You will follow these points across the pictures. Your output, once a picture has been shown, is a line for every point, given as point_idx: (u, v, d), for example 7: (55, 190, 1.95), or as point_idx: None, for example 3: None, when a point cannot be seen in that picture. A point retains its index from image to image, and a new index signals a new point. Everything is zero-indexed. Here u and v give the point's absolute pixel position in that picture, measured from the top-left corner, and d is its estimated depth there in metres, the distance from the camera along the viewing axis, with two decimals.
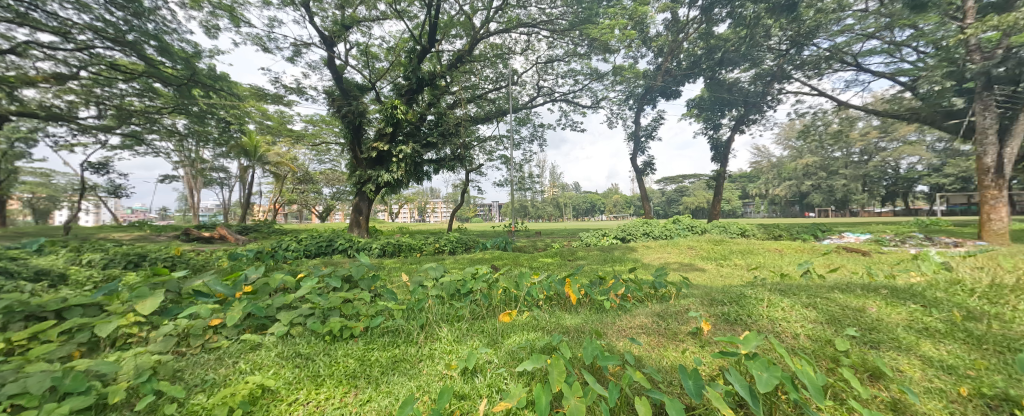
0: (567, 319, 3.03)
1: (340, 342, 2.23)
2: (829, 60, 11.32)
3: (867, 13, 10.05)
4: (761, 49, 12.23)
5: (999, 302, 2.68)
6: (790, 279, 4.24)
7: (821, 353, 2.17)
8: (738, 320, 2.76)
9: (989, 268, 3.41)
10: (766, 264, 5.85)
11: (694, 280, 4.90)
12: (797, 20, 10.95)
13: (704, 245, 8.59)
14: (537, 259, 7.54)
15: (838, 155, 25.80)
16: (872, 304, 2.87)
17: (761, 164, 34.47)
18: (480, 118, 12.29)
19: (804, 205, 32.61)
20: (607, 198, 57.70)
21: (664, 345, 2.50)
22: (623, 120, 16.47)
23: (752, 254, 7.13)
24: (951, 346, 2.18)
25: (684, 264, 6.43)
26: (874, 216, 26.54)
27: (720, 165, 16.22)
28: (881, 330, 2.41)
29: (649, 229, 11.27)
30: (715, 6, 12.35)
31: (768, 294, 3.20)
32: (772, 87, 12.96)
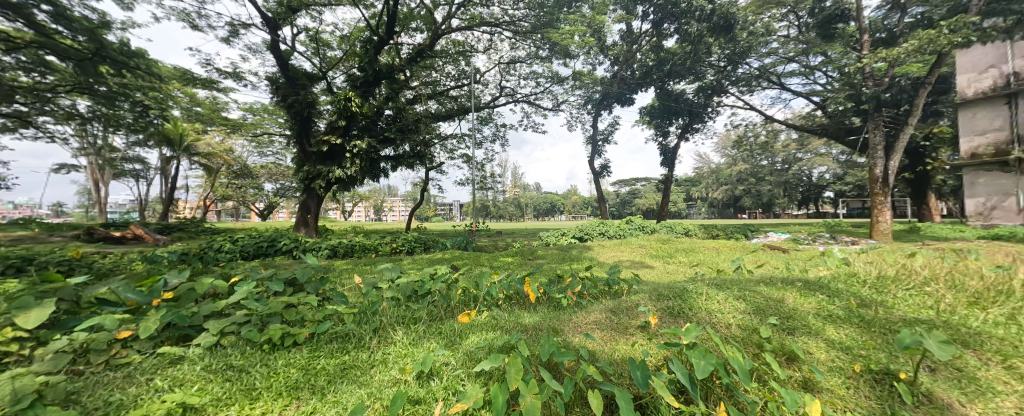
0: (526, 317, 3.08)
1: (281, 351, 2.05)
2: (758, 78, 12.74)
3: (789, 39, 11.42)
4: (704, 64, 13.35)
5: (883, 291, 3.21)
6: (726, 274, 4.69)
7: (748, 340, 2.43)
8: (682, 313, 2.99)
9: (877, 263, 4.04)
10: (705, 261, 6.41)
11: (643, 276, 5.23)
12: (733, 41, 12.15)
13: (653, 244, 9.15)
14: (497, 258, 7.51)
15: (765, 163, 28.91)
16: (790, 295, 3.27)
17: (703, 170, 37.60)
18: (441, 115, 12.05)
19: (737, 208, 36.14)
20: (567, 199, 59.45)
21: (616, 339, 2.63)
22: (582, 124, 17.11)
23: (694, 251, 7.78)
24: (849, 330, 2.54)
25: (635, 262, 6.80)
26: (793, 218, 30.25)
27: (667, 169, 17.47)
28: (796, 318, 2.75)
29: (605, 229, 11.79)
30: (665, 22, 13.24)
31: (707, 289, 3.52)
32: (712, 100, 14.18)
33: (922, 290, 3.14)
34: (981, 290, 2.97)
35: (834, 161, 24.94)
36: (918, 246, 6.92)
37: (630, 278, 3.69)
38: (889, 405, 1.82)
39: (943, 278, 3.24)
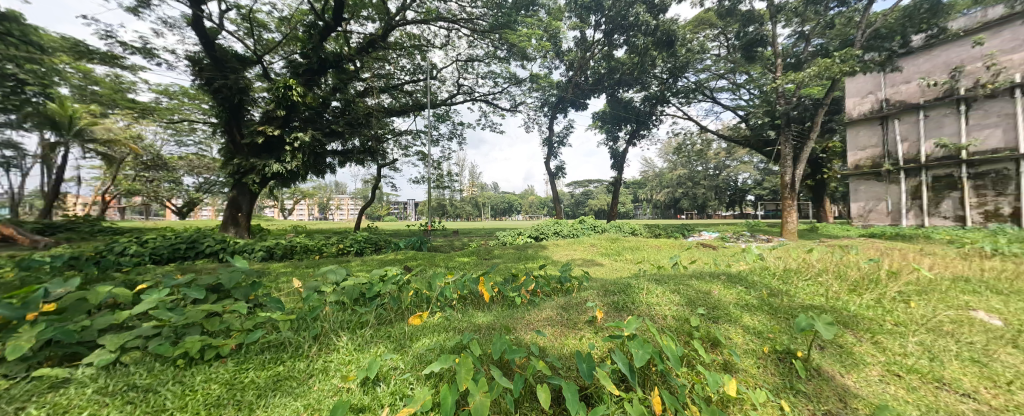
0: (479, 316, 3.08)
1: (200, 366, 1.83)
2: (695, 91, 14.03)
3: (719, 58, 12.74)
4: (649, 76, 14.36)
5: (787, 281, 3.74)
6: (665, 270, 5.10)
7: (680, 329, 2.68)
8: (625, 307, 3.21)
9: (785, 257, 4.67)
10: (648, 258, 6.91)
11: (593, 274, 5.49)
12: (674, 56, 13.06)
13: (603, 243, 9.63)
14: (452, 258, 7.38)
15: (700, 169, 31.88)
16: (716, 287, 3.66)
17: (648, 173, 40.43)
18: (394, 109, 11.56)
19: (677, 209, 39.44)
20: (523, 199, 60.30)
21: (565, 334, 2.74)
22: (539, 126, 17.52)
23: (639, 249, 8.34)
24: (760, 316, 2.93)
25: (586, 260, 7.10)
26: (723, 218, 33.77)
27: (617, 172, 18.52)
28: (720, 307, 3.09)
29: (559, 228, 12.15)
30: (615, 33, 14.04)
31: (648, 284, 3.81)
32: (656, 109, 15.18)
33: (816, 280, 3.70)
34: (858, 278, 3.59)
35: (755, 169, 28.29)
36: (818, 243, 8.12)
37: (581, 275, 3.87)
38: (788, 380, 2.14)
39: (833, 270, 3.84)
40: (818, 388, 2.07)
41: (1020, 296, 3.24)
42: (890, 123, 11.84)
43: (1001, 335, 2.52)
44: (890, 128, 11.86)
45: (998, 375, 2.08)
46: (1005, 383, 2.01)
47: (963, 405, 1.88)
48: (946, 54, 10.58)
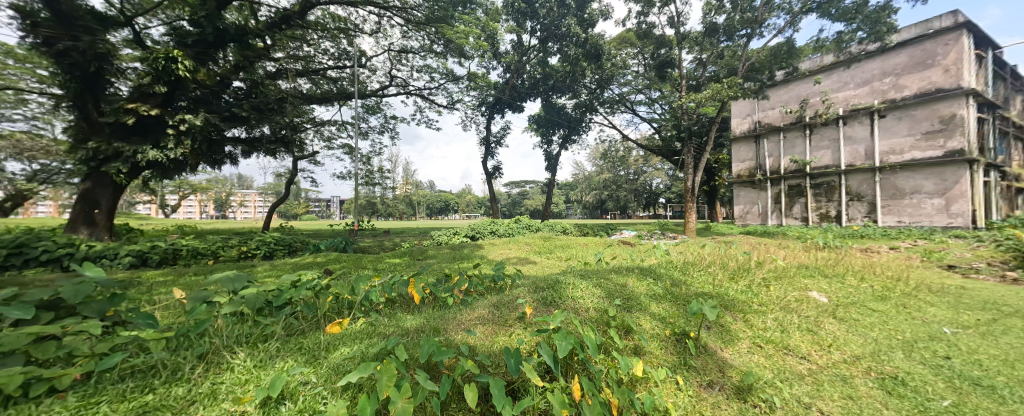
0: (408, 320, 2.94)
1: (24, 405, 1.41)
2: (619, 103, 15.44)
3: (637, 74, 14.28)
4: (580, 84, 15.30)
5: (686, 272, 4.35)
6: (591, 266, 5.50)
7: (600, 319, 2.92)
8: (553, 301, 3.37)
9: (686, 252, 5.41)
10: (577, 255, 7.39)
11: (526, 272, 5.67)
12: (601, 68, 14.23)
13: (537, 241, 10.02)
14: (382, 260, 6.94)
15: (623, 173, 35.09)
16: (631, 280, 4.09)
17: (578, 176, 43.13)
18: (314, 96, 10.43)
19: (603, 209, 42.83)
20: (460, 198, 59.47)
21: (496, 332, 2.77)
22: (476, 125, 17.48)
23: (569, 247, 8.87)
24: (664, 304, 3.34)
25: (520, 259, 7.29)
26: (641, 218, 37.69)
27: (550, 174, 19.38)
28: (633, 298, 3.45)
29: (495, 228, 12.25)
30: (550, 40, 14.59)
31: (574, 279, 4.06)
32: (585, 116, 16.36)
33: (708, 270, 4.38)
34: (736, 267, 4.35)
35: (666, 175, 32.15)
36: (712, 239, 9.56)
37: (515, 273, 3.95)
38: (683, 357, 2.50)
39: (719, 261, 4.59)
40: (705, 362, 2.46)
41: (838, 278, 4.28)
42: (761, 141, 14.52)
43: (825, 309, 3.30)
44: (762, 145, 14.55)
45: (822, 340, 2.73)
46: (827, 346, 2.64)
47: (800, 366, 2.42)
48: (798, 88, 13.40)
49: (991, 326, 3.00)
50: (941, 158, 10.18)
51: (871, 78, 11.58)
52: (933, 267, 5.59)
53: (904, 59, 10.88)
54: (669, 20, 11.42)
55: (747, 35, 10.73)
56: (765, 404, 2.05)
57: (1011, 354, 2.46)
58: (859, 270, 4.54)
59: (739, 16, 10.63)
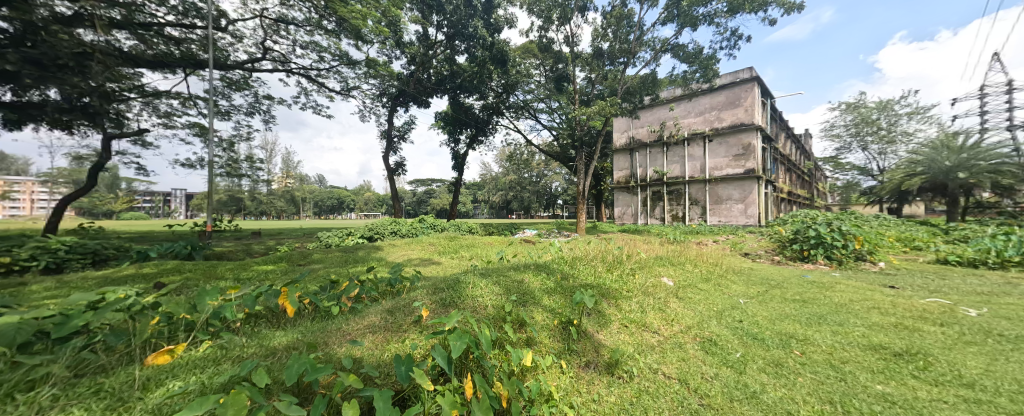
0: (276, 338, 2.48)
1: None
2: (523, 109, 16.28)
3: (538, 84, 15.35)
4: (486, 87, 15.49)
5: (575, 266, 4.85)
6: (492, 264, 5.64)
7: (496, 316, 3.00)
8: (452, 302, 3.32)
9: (576, 248, 6.04)
10: (481, 254, 7.48)
11: (429, 272, 5.47)
12: (506, 73, 14.75)
13: (441, 241, 9.77)
14: (248, 267, 5.75)
15: (527, 176, 37.14)
16: (527, 275, 4.35)
17: (486, 176, 43.85)
18: (143, 58, 7.97)
19: (509, 210, 44.54)
20: (357, 196, 53.80)
21: (387, 339, 2.56)
22: (376, 116, 16.06)
23: (474, 246, 8.91)
24: (555, 297, 3.65)
25: (423, 260, 6.99)
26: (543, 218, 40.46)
27: (457, 173, 19.20)
28: (528, 293, 3.66)
29: (396, 227, 11.48)
30: (456, 39, 14.17)
31: (474, 278, 4.10)
32: (492, 118, 16.79)
33: (591, 263, 4.98)
34: (612, 260, 5.06)
35: (563, 179, 35.31)
36: (599, 236, 10.91)
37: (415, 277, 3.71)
38: (567, 343, 2.78)
39: (600, 255, 5.26)
40: (584, 346, 2.78)
41: (682, 266, 5.40)
42: (634, 153, 17.32)
43: (672, 291, 4.12)
44: (635, 157, 17.34)
45: (669, 316, 3.39)
46: (671, 321, 3.29)
47: (654, 339, 2.96)
48: (658, 112, 16.48)
49: (764, 295, 4.22)
50: (743, 174, 13.83)
51: (705, 110, 15.02)
52: (740, 255, 7.54)
53: (724, 98, 14.48)
54: (565, 39, 12.57)
55: (625, 63, 12.63)
56: (627, 375, 2.42)
57: (772, 314, 3.50)
58: (697, 259, 5.80)
59: (619, 46, 12.38)
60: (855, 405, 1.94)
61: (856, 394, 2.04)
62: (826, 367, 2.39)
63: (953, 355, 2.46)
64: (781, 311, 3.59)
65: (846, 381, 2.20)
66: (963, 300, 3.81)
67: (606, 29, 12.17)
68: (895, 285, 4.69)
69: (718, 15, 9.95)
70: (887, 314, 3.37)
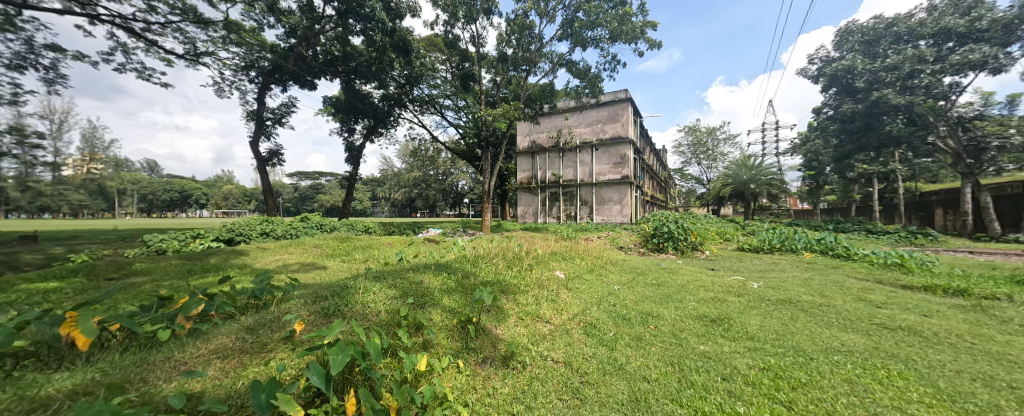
0: (54, 385, 1.76)
1: None
2: (428, 104, 15.63)
3: (445, 80, 14.96)
4: (387, 75, 14.12)
5: (477, 264, 4.89)
6: (390, 266, 5.24)
7: (390, 322, 2.78)
8: (336, 311, 2.94)
9: (480, 246, 6.09)
10: (377, 256, 6.87)
11: (312, 279, 4.72)
12: (410, 65, 13.76)
13: (330, 243, 8.60)
14: (12, 287, 3.98)
15: (432, 173, 35.77)
16: (426, 276, 4.17)
17: (386, 172, 40.65)
18: None
19: (413, 208, 42.26)
20: (214, 190, 43.21)
21: (245, 363, 2.10)
22: (243, 93, 13.08)
23: (370, 248, 8.11)
24: (455, 297, 3.60)
25: (305, 264, 6.01)
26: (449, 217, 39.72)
27: (352, 167, 17.21)
28: (427, 294, 3.51)
29: (269, 227, 9.60)
30: (349, 16, 11.47)
31: (365, 283, 3.72)
32: (393, 110, 15.55)
33: (493, 260, 5.12)
34: (512, 256, 5.28)
35: (470, 178, 35.41)
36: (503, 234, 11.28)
37: (291, 285, 3.13)
38: (465, 341, 2.77)
39: (501, 252, 5.43)
40: (482, 342, 2.81)
41: (572, 260, 6.00)
42: (534, 156, 18.52)
43: (563, 283, 4.56)
44: (536, 160, 18.56)
45: (559, 306, 3.72)
46: (561, 310, 3.62)
47: (546, 328, 3.21)
48: (555, 121, 18.03)
49: (632, 281, 5.04)
50: (621, 179, 16.23)
51: (593, 122, 17.08)
52: (617, 248, 8.82)
53: (607, 113, 16.75)
54: (471, 38, 12.59)
55: (527, 70, 13.33)
56: (520, 365, 2.56)
57: (636, 297, 4.20)
58: (585, 254, 6.53)
59: (521, 54, 13.02)
60: (686, 364, 2.46)
61: (688, 355, 2.60)
62: (671, 336, 2.98)
63: (743, 317, 3.38)
64: (643, 293, 4.35)
65: (682, 345, 2.78)
66: (752, 277, 5.26)
67: (510, 35, 12.65)
68: (716, 267, 6.17)
69: (602, 40, 11.40)
70: (709, 289, 4.42)
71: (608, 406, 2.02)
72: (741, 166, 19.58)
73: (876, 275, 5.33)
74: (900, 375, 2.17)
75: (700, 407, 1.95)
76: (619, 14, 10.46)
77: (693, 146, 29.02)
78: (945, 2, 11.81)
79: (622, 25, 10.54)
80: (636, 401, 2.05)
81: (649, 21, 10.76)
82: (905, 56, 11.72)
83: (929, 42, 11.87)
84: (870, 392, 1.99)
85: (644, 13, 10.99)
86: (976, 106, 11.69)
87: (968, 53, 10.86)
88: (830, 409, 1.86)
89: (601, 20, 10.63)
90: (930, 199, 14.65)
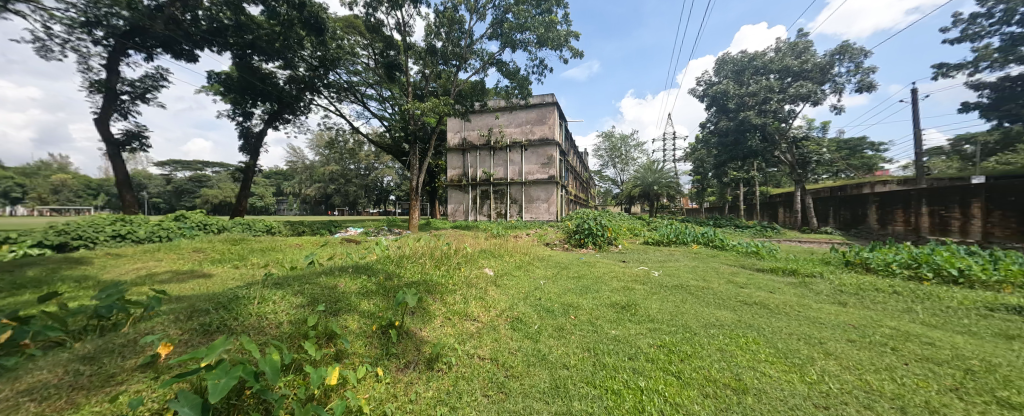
0: None
1: None
2: (347, 91, 14.24)
3: (367, 67, 13.78)
4: (295, 55, 12.39)
5: (401, 265, 4.62)
6: (298, 271, 4.59)
7: (294, 333, 2.45)
8: (222, 326, 2.47)
9: (405, 245, 5.76)
10: (282, 259, 5.99)
11: (190, 291, 3.85)
12: (324, 46, 12.36)
13: (217, 246, 7.22)
14: None
15: (352, 167, 32.72)
16: (342, 280, 3.77)
17: (295, 165, 35.81)
18: None
19: (328, 205, 38.14)
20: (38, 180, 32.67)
21: (81, 403, 1.63)
22: None
23: (273, 250, 7.04)
24: (375, 300, 3.33)
25: (180, 273, 4.89)
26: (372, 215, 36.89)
27: (249, 157, 14.64)
28: (342, 300, 3.18)
29: (126, 229, 7.57)
30: None
31: (263, 291, 3.20)
32: (304, 95, 13.72)
33: (419, 259, 4.90)
34: (440, 256, 5.12)
35: (396, 174, 33.39)
36: (432, 233, 10.89)
37: (154, 299, 2.50)
38: (385, 347, 2.59)
39: (429, 251, 5.23)
40: (405, 346, 2.66)
41: (501, 257, 6.10)
42: (465, 154, 18.32)
43: (491, 280, 4.61)
44: (467, 157, 18.37)
45: (487, 303, 3.74)
46: (488, 307, 3.64)
47: (473, 327, 3.19)
48: (486, 119, 18.09)
49: (555, 275, 5.34)
50: (547, 179, 17.06)
51: (522, 123, 17.60)
52: (544, 244, 9.25)
53: (535, 115, 17.45)
54: (396, 26, 11.83)
55: (457, 65, 13.02)
56: (446, 366, 2.49)
57: (559, 289, 4.47)
58: (514, 251, 6.69)
59: (451, 48, 12.65)
60: (600, 348, 2.70)
61: (602, 340, 2.86)
62: (589, 324, 3.24)
63: (646, 302, 3.85)
64: (565, 286, 4.65)
65: (598, 331, 3.05)
66: (655, 267, 6.02)
67: (438, 28, 12.22)
68: (627, 260, 6.91)
69: (530, 44, 11.78)
70: (620, 279, 4.94)
71: (530, 395, 2.10)
72: (647, 170, 22.28)
73: (742, 261, 6.61)
74: (753, 341, 2.72)
75: (610, 386, 2.15)
76: (545, 20, 10.92)
77: (609, 151, 32.04)
78: (785, 45, 15.09)
79: (548, 32, 11.01)
80: (556, 388, 2.16)
81: (572, 31, 11.46)
82: (761, 85, 14.66)
83: (776, 76, 15.05)
84: (734, 357, 2.45)
85: (568, 23, 11.66)
86: (804, 129, 15.37)
87: (799, 87, 14.13)
88: (707, 374, 2.22)
89: (529, 24, 10.97)
90: (776, 201, 18.68)
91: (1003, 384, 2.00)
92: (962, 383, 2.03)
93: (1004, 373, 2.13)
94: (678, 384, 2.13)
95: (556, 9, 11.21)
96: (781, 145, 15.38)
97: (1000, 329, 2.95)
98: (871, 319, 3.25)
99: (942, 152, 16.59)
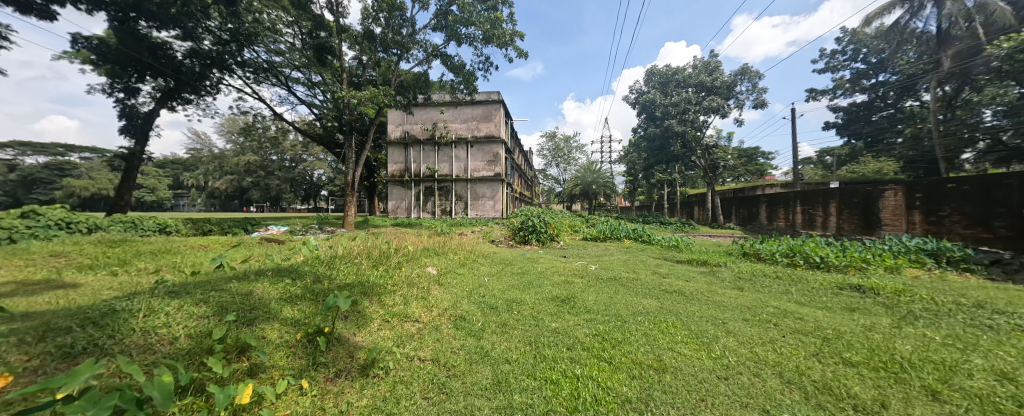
0: None
1: None
2: (267, 72, 12.62)
3: (292, 46, 12.39)
4: (199, 25, 10.65)
5: (333, 267, 4.22)
6: (201, 277, 3.92)
7: (195, 349, 2.09)
8: (94, 346, 2.02)
9: (339, 244, 5.30)
10: (181, 263, 5.07)
11: (43, 306, 3.04)
12: (236, 18, 10.97)
13: (92, 249, 5.89)
14: None
15: (274, 158, 29.27)
16: (260, 286, 3.32)
17: (200, 153, 30.75)
18: None
19: (243, 200, 33.52)
20: None
21: None
22: None
23: (170, 253, 5.94)
24: (301, 305, 3.01)
25: (28, 285, 3.83)
26: (299, 213, 33.36)
27: (134, 142, 12.11)
28: (258, 307, 2.81)
29: None
30: None
31: (151, 302, 2.67)
32: (210, 72, 11.78)
33: (354, 260, 4.53)
34: (378, 255, 4.81)
35: (328, 166, 30.61)
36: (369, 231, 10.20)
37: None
38: (312, 357, 2.35)
39: (366, 251, 4.86)
40: (335, 354, 2.44)
41: (444, 255, 5.98)
42: (408, 149, 17.51)
43: (434, 279, 4.48)
44: (409, 152, 17.56)
45: (429, 303, 3.61)
46: (430, 307, 3.53)
47: (413, 328, 3.06)
48: (430, 113, 17.50)
49: (500, 272, 5.38)
50: (492, 176, 17.08)
51: (468, 119, 17.39)
52: (490, 242, 9.26)
53: (481, 112, 17.37)
54: (328, 5, 10.82)
55: (398, 55, 12.33)
56: (382, 371, 2.35)
57: (503, 286, 4.51)
58: (459, 250, 6.55)
59: (391, 35, 11.90)
60: (541, 341, 2.79)
61: (542, 333, 2.96)
62: (532, 319, 3.31)
63: (585, 295, 4.07)
64: (509, 282, 4.70)
65: (539, 325, 3.15)
66: (593, 262, 6.40)
67: (376, 12, 11.44)
68: (568, 255, 7.25)
69: (475, 40, 11.64)
70: (561, 274, 5.17)
71: (472, 393, 2.08)
72: (586, 170, 23.59)
73: (666, 254, 7.37)
74: (673, 325, 3.04)
75: (549, 376, 2.23)
76: (490, 17, 10.84)
77: (552, 151, 33.31)
78: (700, 63, 17.13)
79: (494, 29, 10.96)
80: (498, 383, 2.18)
81: (517, 31, 11.59)
82: (682, 97, 16.49)
83: (693, 89, 17.01)
84: (657, 341, 2.71)
85: (513, 23, 11.75)
86: (715, 138, 17.68)
87: (711, 101, 16.21)
88: (634, 358, 2.43)
89: (474, 19, 10.89)
90: (692, 200, 21.19)
91: (847, 347, 2.54)
92: (821, 349, 2.53)
93: (848, 339, 2.70)
94: (610, 369, 2.29)
95: (501, 8, 11.22)
96: (697, 150, 17.46)
97: (847, 304, 3.74)
98: (761, 301, 3.87)
99: (812, 162, 20.40)
